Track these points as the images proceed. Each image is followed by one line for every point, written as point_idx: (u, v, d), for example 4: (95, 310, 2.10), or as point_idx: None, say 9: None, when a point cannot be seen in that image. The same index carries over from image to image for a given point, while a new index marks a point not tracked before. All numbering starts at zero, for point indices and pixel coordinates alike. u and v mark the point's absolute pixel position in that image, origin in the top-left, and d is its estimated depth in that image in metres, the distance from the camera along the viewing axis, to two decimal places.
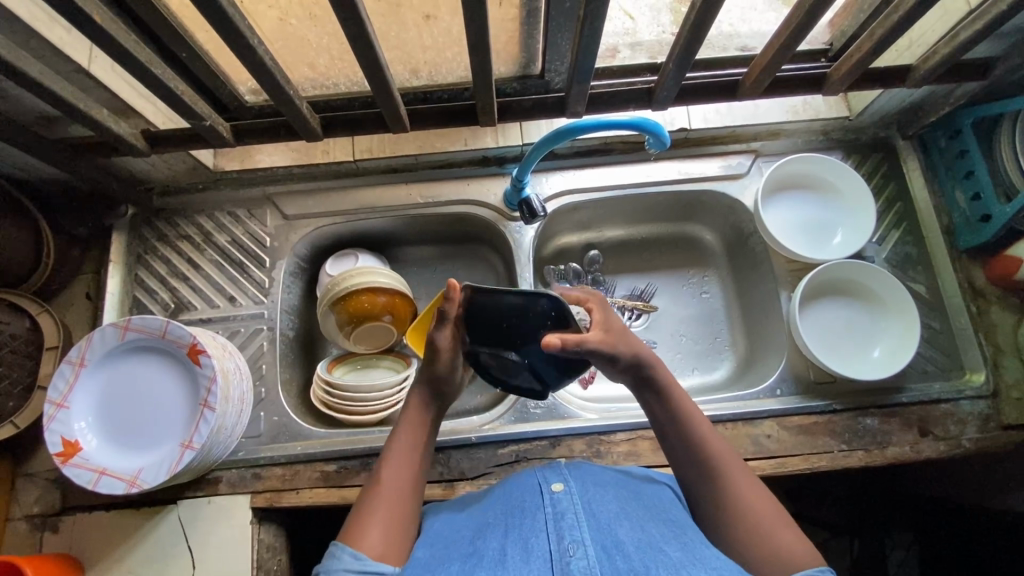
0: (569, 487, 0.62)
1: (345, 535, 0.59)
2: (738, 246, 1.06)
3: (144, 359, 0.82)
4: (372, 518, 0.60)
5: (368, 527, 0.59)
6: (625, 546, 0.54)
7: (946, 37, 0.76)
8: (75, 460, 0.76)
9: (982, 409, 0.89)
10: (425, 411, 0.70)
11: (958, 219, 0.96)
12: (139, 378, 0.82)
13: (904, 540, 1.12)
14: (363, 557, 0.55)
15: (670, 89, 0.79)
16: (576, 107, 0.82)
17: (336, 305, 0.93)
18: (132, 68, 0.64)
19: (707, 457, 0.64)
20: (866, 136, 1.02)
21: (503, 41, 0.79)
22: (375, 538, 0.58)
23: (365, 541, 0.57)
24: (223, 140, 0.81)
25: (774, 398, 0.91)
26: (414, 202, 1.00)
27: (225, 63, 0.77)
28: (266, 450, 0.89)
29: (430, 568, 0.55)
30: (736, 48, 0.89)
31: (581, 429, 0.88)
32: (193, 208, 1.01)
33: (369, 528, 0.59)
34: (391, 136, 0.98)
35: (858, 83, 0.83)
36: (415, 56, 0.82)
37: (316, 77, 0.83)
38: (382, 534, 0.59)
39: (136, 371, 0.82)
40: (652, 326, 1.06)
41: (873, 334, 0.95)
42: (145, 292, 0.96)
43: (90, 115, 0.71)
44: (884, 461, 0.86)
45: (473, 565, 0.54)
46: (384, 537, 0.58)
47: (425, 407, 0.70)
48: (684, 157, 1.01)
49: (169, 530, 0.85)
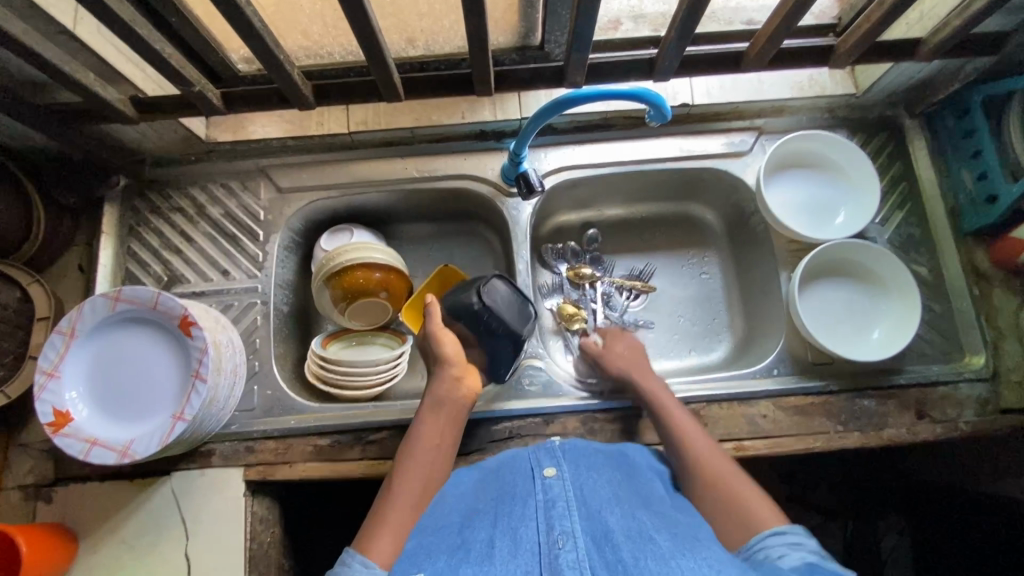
0: (562, 473, 0.62)
1: (356, 541, 0.61)
2: (739, 225, 1.04)
3: (152, 342, 0.81)
4: (385, 528, 0.61)
5: (380, 536, 0.61)
6: (615, 535, 0.53)
7: (958, 9, 0.74)
8: (66, 431, 0.76)
9: (981, 392, 0.88)
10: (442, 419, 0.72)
11: (963, 201, 0.93)
12: (144, 364, 0.81)
13: (896, 525, 1.12)
14: (373, 566, 0.57)
15: (672, 60, 0.77)
16: (576, 77, 0.80)
17: (330, 280, 0.92)
18: (117, 28, 0.63)
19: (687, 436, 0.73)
20: (872, 114, 1.00)
21: (502, 8, 0.77)
22: (386, 547, 0.60)
23: (373, 549, 0.59)
24: (214, 107, 0.79)
25: (770, 377, 0.90)
26: (410, 175, 0.98)
27: (216, 28, 0.75)
28: (260, 423, 0.89)
29: (417, 563, 0.54)
30: (741, 22, 0.86)
31: (576, 406, 0.88)
32: (185, 179, 0.99)
33: (378, 535, 0.61)
34: (386, 107, 0.97)
35: (866, 58, 0.80)
36: (411, 24, 0.80)
37: (310, 45, 0.81)
38: (393, 541, 0.60)
39: (141, 354, 0.81)
40: (650, 307, 1.05)
41: (873, 314, 0.94)
42: (138, 263, 0.96)
43: (77, 79, 0.69)
44: (880, 442, 0.86)
45: (461, 560, 0.53)
46: (395, 544, 0.60)
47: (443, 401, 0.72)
48: (686, 134, 0.98)
49: (162, 502, 0.85)
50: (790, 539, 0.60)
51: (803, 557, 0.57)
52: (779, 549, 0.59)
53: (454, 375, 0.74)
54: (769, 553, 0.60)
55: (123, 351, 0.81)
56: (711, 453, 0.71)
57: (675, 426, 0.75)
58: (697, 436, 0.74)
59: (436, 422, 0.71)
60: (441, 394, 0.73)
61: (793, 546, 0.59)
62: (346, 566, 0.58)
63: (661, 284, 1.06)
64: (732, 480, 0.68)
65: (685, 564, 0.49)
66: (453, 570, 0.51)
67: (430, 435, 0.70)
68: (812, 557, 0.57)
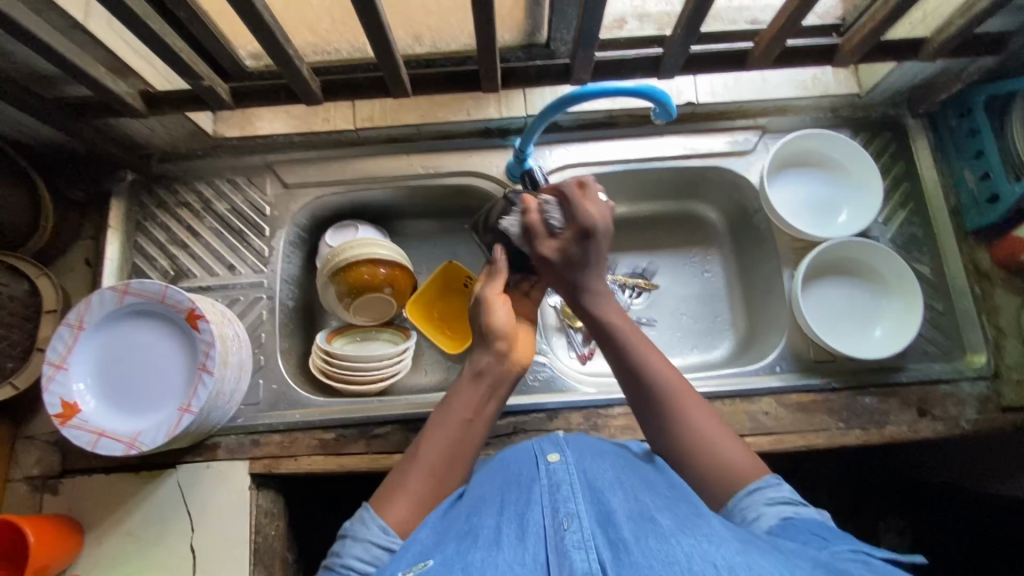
0: (566, 458, 0.62)
1: (375, 500, 0.62)
2: (742, 224, 1.05)
3: (169, 323, 0.82)
4: (405, 493, 0.62)
5: (399, 500, 0.61)
6: (617, 515, 0.53)
7: (962, 8, 0.75)
8: (75, 422, 0.77)
9: (982, 390, 0.89)
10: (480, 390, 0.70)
11: (965, 200, 0.94)
12: (161, 348, 0.81)
13: (897, 525, 1.13)
14: (390, 532, 0.59)
15: (677, 58, 0.78)
16: (581, 74, 0.80)
17: (335, 275, 0.92)
18: (130, 22, 0.64)
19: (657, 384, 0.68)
20: (875, 113, 1.01)
21: (508, 6, 0.78)
22: (405, 511, 0.61)
23: (390, 514, 0.60)
24: (222, 102, 0.80)
25: (773, 374, 0.91)
26: (415, 172, 0.99)
27: (226, 23, 0.76)
28: (265, 417, 0.89)
29: (427, 553, 0.54)
30: (746, 21, 0.87)
31: (579, 402, 0.89)
32: (192, 174, 1.00)
33: (398, 500, 0.61)
34: (392, 103, 0.97)
35: (870, 57, 0.81)
36: (418, 21, 0.80)
37: (317, 41, 0.81)
38: (410, 507, 0.61)
39: (159, 340, 0.81)
40: (653, 304, 1.05)
41: (875, 312, 0.94)
42: (144, 258, 0.96)
43: (88, 72, 0.70)
44: (881, 439, 0.86)
45: (469, 546, 0.53)
46: (412, 511, 0.61)
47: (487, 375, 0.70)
48: (690, 132, 0.99)
49: (167, 494, 0.86)
50: (767, 494, 0.59)
51: (779, 514, 0.56)
52: (757, 509, 0.57)
53: (500, 352, 0.71)
54: (748, 514, 0.58)
55: (145, 330, 0.82)
56: (687, 396, 0.68)
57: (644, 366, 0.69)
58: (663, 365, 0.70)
59: (471, 393, 0.69)
60: (484, 366, 0.71)
61: (771, 503, 0.58)
62: (363, 526, 0.59)
63: (663, 282, 1.07)
64: (708, 428, 0.65)
65: (685, 542, 0.49)
66: (462, 556, 0.51)
67: (464, 405, 0.69)
68: (788, 511, 0.57)
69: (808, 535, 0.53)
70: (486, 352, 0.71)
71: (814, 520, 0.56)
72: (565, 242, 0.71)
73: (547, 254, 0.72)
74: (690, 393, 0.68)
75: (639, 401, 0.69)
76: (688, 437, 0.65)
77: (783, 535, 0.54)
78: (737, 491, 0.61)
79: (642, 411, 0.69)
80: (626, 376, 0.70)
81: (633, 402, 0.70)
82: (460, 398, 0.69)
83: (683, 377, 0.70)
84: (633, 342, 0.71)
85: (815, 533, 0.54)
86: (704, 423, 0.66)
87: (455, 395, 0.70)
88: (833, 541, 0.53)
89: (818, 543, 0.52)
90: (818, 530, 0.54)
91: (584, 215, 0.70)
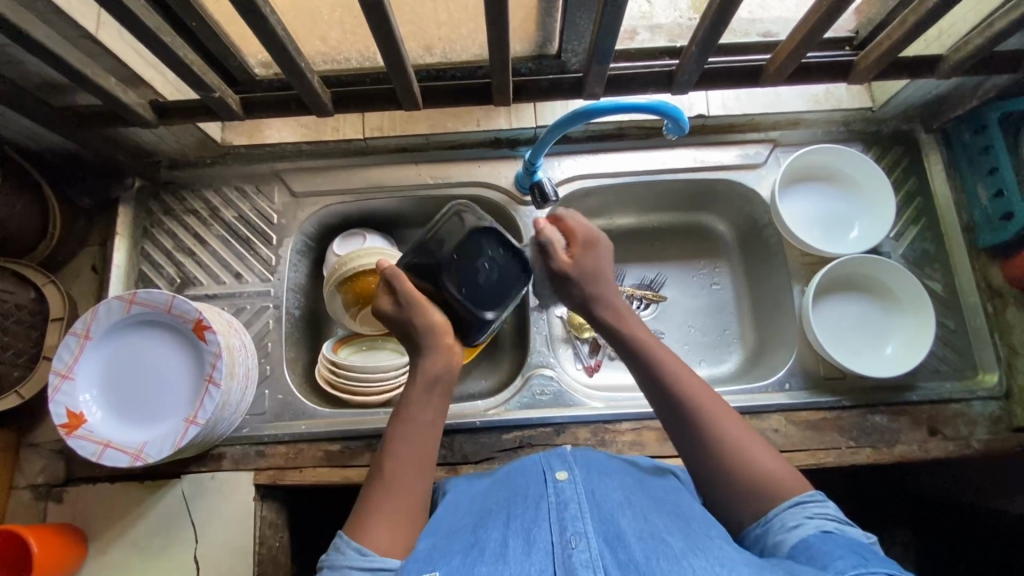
0: (574, 476, 0.61)
1: (350, 525, 0.59)
2: (752, 237, 1.04)
3: (161, 330, 0.81)
4: (380, 515, 0.58)
5: (373, 522, 0.58)
6: (627, 536, 0.53)
7: (981, 27, 0.74)
8: (80, 432, 0.76)
9: (994, 410, 0.88)
10: (430, 395, 0.65)
11: (979, 217, 0.93)
12: (164, 356, 0.81)
13: (903, 538, 1.12)
14: (368, 554, 0.55)
15: (691, 73, 0.77)
16: (594, 89, 0.80)
17: (342, 284, 0.91)
18: (142, 35, 0.63)
19: (689, 398, 0.65)
20: (887, 128, 1.00)
21: (520, 18, 0.76)
22: (383, 534, 0.57)
23: (367, 536, 0.57)
24: (233, 113, 0.79)
25: (782, 392, 0.90)
26: (424, 182, 0.98)
27: (236, 33, 0.75)
28: (270, 427, 0.89)
29: (431, 563, 0.52)
30: (759, 34, 0.86)
31: (587, 417, 0.88)
32: (201, 182, 0.99)
33: (374, 523, 0.58)
34: (402, 113, 0.96)
35: (885, 74, 0.80)
36: (429, 32, 0.79)
37: (327, 50, 0.80)
38: (387, 525, 0.58)
39: (158, 347, 0.81)
40: (661, 316, 1.05)
41: (887, 329, 0.93)
42: (151, 265, 0.96)
43: (99, 83, 0.69)
44: (892, 458, 0.85)
45: (475, 560, 0.52)
46: (390, 532, 0.57)
47: (435, 379, 0.65)
48: (701, 145, 0.98)
49: (171, 505, 0.85)
50: (810, 508, 0.57)
51: (820, 527, 0.55)
52: (796, 519, 0.57)
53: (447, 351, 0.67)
54: (786, 522, 0.57)
55: (148, 341, 0.81)
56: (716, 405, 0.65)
57: (674, 375, 0.66)
58: (693, 380, 0.67)
59: (421, 398, 0.65)
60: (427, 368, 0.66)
61: (812, 516, 0.57)
62: (340, 554, 0.56)
63: (671, 294, 1.06)
64: (748, 444, 0.63)
65: (696, 565, 0.49)
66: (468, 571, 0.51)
67: (416, 406, 0.64)
68: (830, 527, 0.55)
69: (848, 550, 0.52)
70: (423, 357, 0.67)
71: (857, 540, 0.54)
72: (577, 253, 0.72)
73: (560, 270, 0.71)
74: (722, 408, 0.65)
75: (671, 420, 0.66)
76: (732, 454, 0.62)
77: (817, 548, 0.53)
78: (776, 502, 0.59)
79: (676, 428, 0.65)
80: (655, 394, 0.67)
81: (664, 417, 0.67)
82: (416, 402, 0.65)
83: (713, 390, 0.67)
84: (648, 344, 0.69)
85: (855, 551, 0.52)
86: (744, 437, 0.63)
87: (407, 394, 0.66)
88: (875, 561, 0.50)
89: (855, 559, 0.51)
90: (859, 549, 0.52)
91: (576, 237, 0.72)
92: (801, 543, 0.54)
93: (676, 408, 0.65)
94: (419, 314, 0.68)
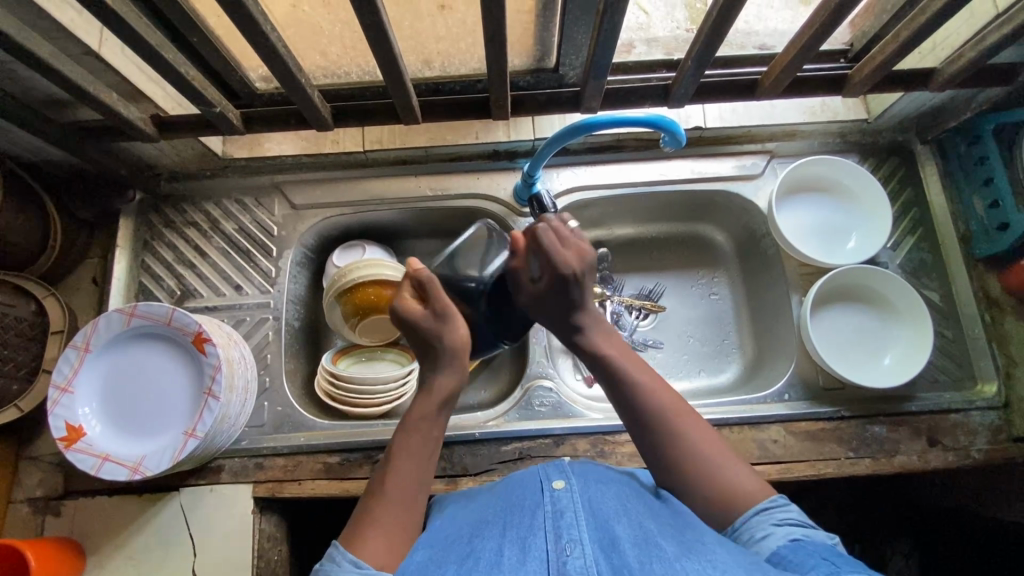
0: (571, 485, 0.61)
1: (345, 536, 0.58)
2: (751, 247, 1.04)
3: (161, 343, 0.82)
4: (376, 530, 0.58)
5: (369, 536, 0.57)
6: (622, 543, 0.53)
7: (973, 41, 0.75)
8: (79, 445, 0.76)
9: (993, 420, 0.88)
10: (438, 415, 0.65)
11: (975, 228, 0.93)
12: (165, 369, 0.81)
13: (903, 548, 1.11)
14: (363, 566, 0.54)
15: (687, 87, 0.78)
16: (591, 102, 0.80)
17: (341, 296, 0.92)
18: (144, 52, 0.64)
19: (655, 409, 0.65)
20: (883, 139, 1.01)
21: (518, 33, 0.76)
22: (377, 548, 0.56)
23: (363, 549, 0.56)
24: (235, 127, 0.81)
25: (782, 402, 0.90)
26: (424, 194, 0.99)
27: (237, 49, 0.76)
28: (269, 440, 0.88)
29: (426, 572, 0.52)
30: (754, 46, 0.86)
31: (585, 428, 0.88)
32: (201, 194, 1.00)
33: (367, 537, 0.57)
34: (402, 127, 0.97)
35: (880, 86, 0.81)
36: (429, 47, 0.80)
37: (327, 65, 0.81)
38: (382, 539, 0.57)
39: (159, 360, 0.81)
40: (659, 326, 1.05)
41: (885, 341, 0.93)
42: (152, 278, 0.96)
43: (101, 99, 0.70)
44: (892, 469, 0.85)
45: (470, 568, 0.52)
46: (385, 547, 0.57)
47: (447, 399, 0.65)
48: (698, 157, 0.99)
49: (169, 518, 0.85)
50: (774, 515, 0.58)
51: (788, 535, 0.55)
52: (764, 528, 0.57)
53: (461, 374, 0.66)
54: (754, 533, 0.57)
55: (150, 354, 0.82)
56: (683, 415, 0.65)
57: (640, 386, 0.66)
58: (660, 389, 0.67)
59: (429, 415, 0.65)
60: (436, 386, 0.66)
61: (779, 523, 0.57)
62: (335, 565, 0.54)
63: (669, 303, 1.07)
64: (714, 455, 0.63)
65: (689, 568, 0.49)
66: None
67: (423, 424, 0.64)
68: (797, 533, 0.55)
69: (816, 558, 0.52)
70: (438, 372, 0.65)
71: (825, 545, 0.54)
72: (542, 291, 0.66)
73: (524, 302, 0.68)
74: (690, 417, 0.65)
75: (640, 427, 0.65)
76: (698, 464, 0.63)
77: (785, 558, 0.53)
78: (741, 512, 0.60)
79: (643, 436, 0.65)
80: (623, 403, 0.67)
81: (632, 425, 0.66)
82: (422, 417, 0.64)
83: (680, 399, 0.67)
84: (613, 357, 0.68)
85: (824, 555, 0.52)
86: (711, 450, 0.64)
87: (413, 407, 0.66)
88: (842, 563, 0.50)
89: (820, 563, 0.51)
90: (827, 554, 0.52)
91: (566, 262, 0.64)
92: (773, 555, 0.54)
93: (642, 417, 0.65)
94: (448, 325, 0.64)
